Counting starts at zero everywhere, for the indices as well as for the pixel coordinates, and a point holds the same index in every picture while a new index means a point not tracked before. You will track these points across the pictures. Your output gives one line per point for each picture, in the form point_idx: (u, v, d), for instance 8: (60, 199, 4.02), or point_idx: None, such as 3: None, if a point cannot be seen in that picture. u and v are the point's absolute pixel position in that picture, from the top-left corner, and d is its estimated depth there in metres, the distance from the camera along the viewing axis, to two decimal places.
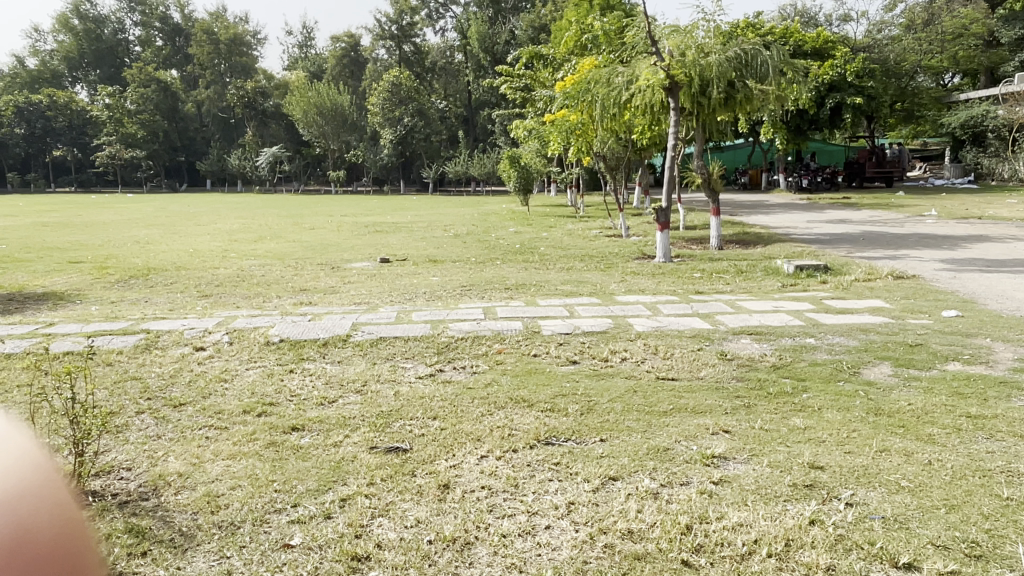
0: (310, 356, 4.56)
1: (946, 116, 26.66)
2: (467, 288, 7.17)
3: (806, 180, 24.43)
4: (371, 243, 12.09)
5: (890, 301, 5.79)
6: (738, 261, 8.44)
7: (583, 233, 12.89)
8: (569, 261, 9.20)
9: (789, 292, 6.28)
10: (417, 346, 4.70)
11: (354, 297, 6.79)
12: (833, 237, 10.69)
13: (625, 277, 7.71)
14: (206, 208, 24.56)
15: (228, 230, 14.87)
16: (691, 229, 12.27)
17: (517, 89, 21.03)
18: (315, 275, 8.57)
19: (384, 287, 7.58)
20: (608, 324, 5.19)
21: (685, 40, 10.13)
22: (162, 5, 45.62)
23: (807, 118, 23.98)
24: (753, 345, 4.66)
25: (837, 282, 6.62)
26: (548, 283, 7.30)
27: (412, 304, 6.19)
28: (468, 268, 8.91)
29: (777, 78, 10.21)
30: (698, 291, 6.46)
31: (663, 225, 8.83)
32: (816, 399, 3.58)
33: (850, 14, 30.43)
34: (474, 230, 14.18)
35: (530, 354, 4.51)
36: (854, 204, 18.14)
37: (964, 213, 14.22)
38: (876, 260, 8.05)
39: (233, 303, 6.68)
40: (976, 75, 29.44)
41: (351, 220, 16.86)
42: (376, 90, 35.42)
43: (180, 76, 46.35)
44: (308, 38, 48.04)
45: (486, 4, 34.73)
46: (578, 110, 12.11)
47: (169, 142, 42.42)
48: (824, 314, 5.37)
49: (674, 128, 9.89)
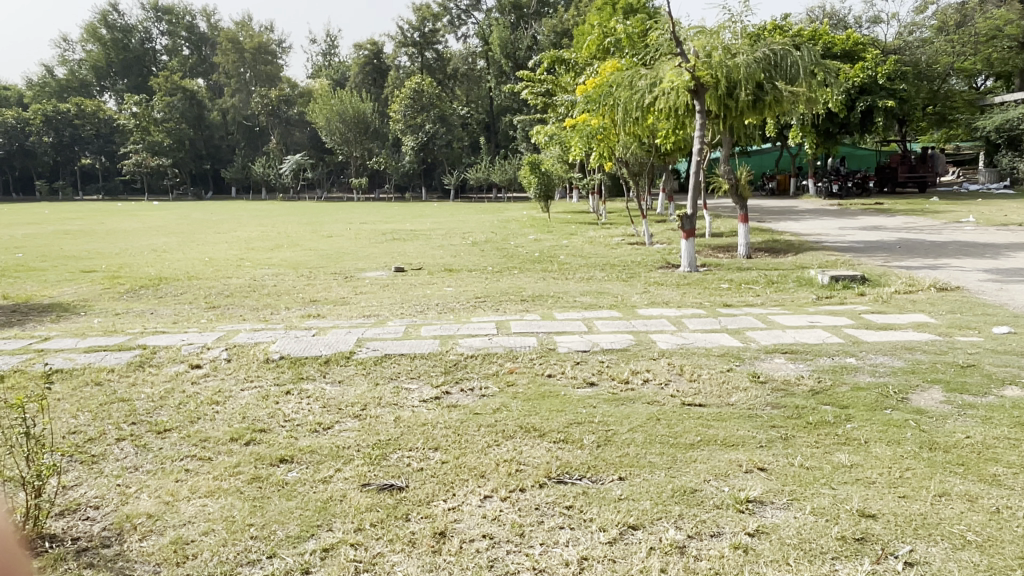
0: (309, 375, 4.27)
1: (980, 121, 25.96)
2: (483, 300, 6.87)
3: (835, 185, 23.86)
4: (388, 251, 11.85)
5: (934, 316, 5.38)
6: (767, 271, 8.05)
7: (604, 241, 12.55)
8: (590, 271, 8.86)
9: (824, 306, 5.89)
10: (423, 365, 4.39)
11: (364, 309, 6.52)
12: (867, 246, 10.24)
13: (649, 288, 7.36)
14: (228, 215, 24.61)
15: (246, 238, 14.71)
16: (717, 237, 11.86)
17: (539, 94, 20.74)
18: (328, 285, 8.33)
19: (396, 298, 7.31)
20: (629, 341, 4.84)
21: (711, 41, 9.78)
22: (189, 15, 46.10)
23: (836, 122, 23.43)
24: (787, 366, 4.29)
25: (876, 295, 6.21)
26: (567, 295, 6.97)
27: (423, 318, 5.88)
28: (484, 277, 8.62)
29: (808, 80, 9.81)
30: (726, 304, 6.08)
31: (688, 232, 8.46)
32: (861, 430, 3.22)
33: (879, 17, 29.83)
34: (494, 237, 13.91)
35: (544, 375, 4.18)
36: (885, 211, 17.61)
37: (1003, 220, 13.65)
38: (915, 270, 7.62)
39: (239, 315, 6.43)
40: (1010, 78, 28.66)
41: (369, 228, 16.67)
42: (398, 97, 35.40)
43: (206, 84, 46.77)
44: (331, 46, 48.32)
45: (508, 10, 34.56)
46: (600, 115, 11.79)
47: (194, 150, 42.74)
48: (864, 332, 4.98)
49: (699, 131, 9.53)
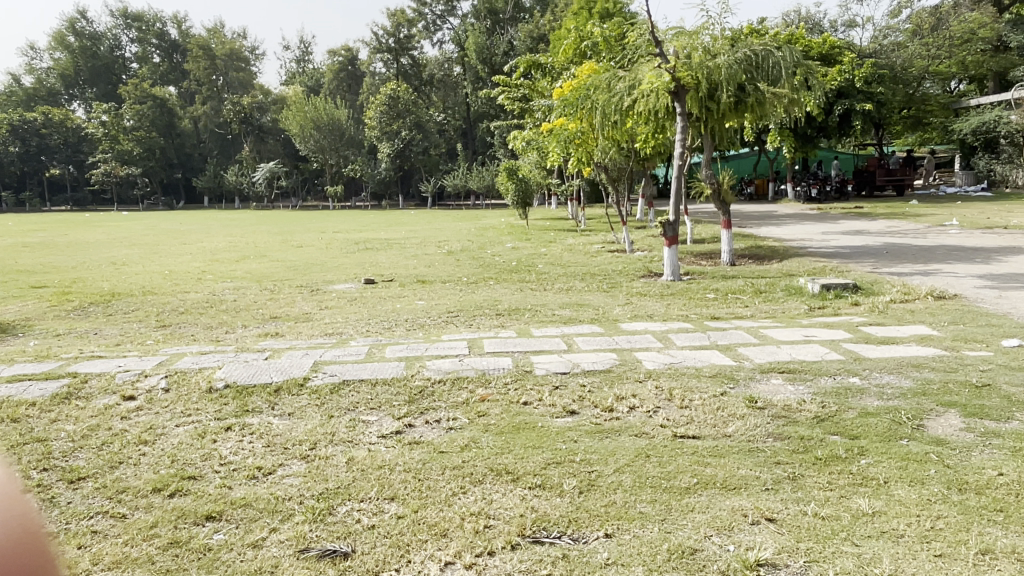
0: (255, 407, 3.82)
1: (956, 123, 25.94)
2: (455, 314, 6.43)
3: (814, 189, 23.71)
4: (360, 261, 11.38)
5: (937, 328, 5.03)
6: (754, 279, 7.71)
7: (584, 249, 12.16)
8: (569, 281, 8.44)
9: (818, 317, 5.52)
10: (385, 393, 3.95)
11: (329, 327, 6.07)
12: (855, 251, 9.94)
13: (632, 299, 6.97)
14: (198, 224, 23.95)
15: (212, 250, 14.16)
16: (699, 243, 11.53)
17: (515, 99, 20.37)
18: (292, 300, 7.85)
19: (364, 313, 6.86)
20: (612, 361, 4.42)
21: (691, 42, 9.43)
22: (159, 22, 45.27)
23: (815, 125, 23.29)
24: (786, 388, 3.88)
25: (871, 305, 5.86)
26: (546, 308, 6.56)
27: (389, 337, 5.42)
28: (459, 289, 8.18)
29: (790, 81, 9.49)
30: (715, 317, 5.70)
31: (670, 240, 8.09)
32: (878, 467, 2.82)
33: (855, 20, 29.90)
34: (470, 246, 13.49)
35: (519, 403, 3.75)
36: (866, 214, 17.43)
37: (987, 223, 13.45)
38: (908, 277, 7.29)
39: (190, 335, 5.95)
40: (984, 81, 28.78)
41: (342, 237, 16.17)
42: (374, 103, 34.89)
43: (177, 92, 45.88)
44: (305, 52, 47.65)
45: (484, 15, 34.24)
46: (577, 119, 11.43)
47: (166, 159, 41.91)
48: (865, 347, 4.61)
49: (680, 135, 9.17)
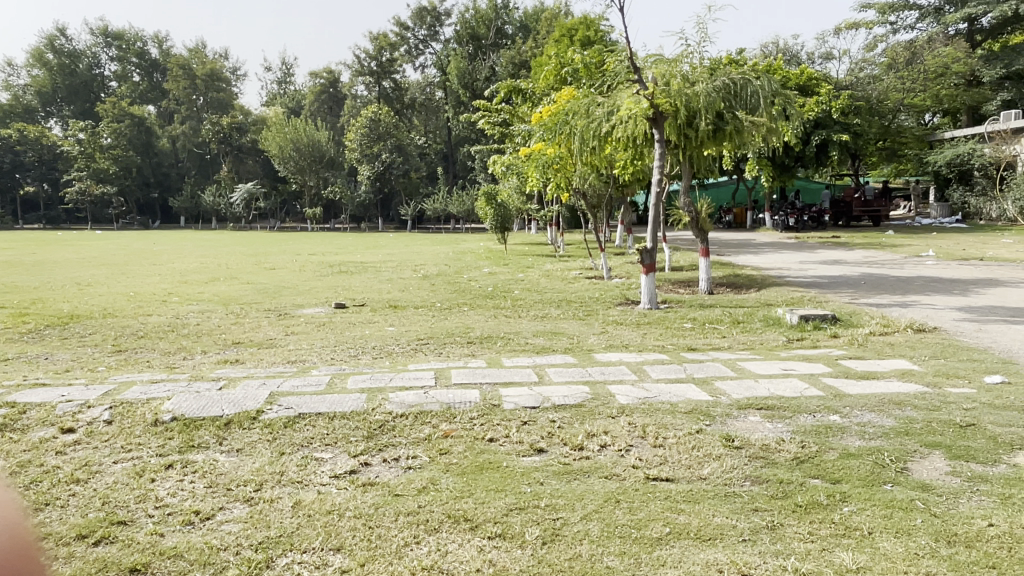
0: (201, 443, 3.58)
1: (930, 155, 26.29)
2: (424, 342, 6.21)
3: (792, 219, 23.81)
4: (332, 284, 11.14)
5: (918, 363, 4.90)
6: (732, 308, 7.59)
7: (561, 275, 12.01)
8: (545, 308, 8.27)
9: (797, 350, 5.37)
10: (343, 428, 3.72)
11: (293, 354, 5.83)
12: (832, 281, 9.89)
13: (607, 327, 6.80)
14: (172, 245, 23.59)
15: (182, 271, 13.83)
16: (677, 271, 11.43)
17: (496, 124, 20.36)
18: (258, 324, 7.61)
19: (330, 339, 6.62)
20: (585, 394, 4.22)
21: (670, 69, 9.38)
22: (140, 41, 44.94)
23: (792, 155, 23.47)
24: (764, 425, 3.70)
25: (850, 337, 5.74)
26: (519, 336, 6.37)
27: (354, 366, 5.19)
28: (431, 315, 7.97)
29: (768, 110, 9.46)
30: (692, 348, 5.53)
31: (648, 267, 7.95)
32: (862, 516, 2.64)
33: (831, 52, 30.40)
34: (446, 270, 13.29)
35: (484, 440, 3.54)
36: (843, 244, 17.50)
37: (962, 255, 13.49)
38: (887, 309, 7.21)
39: (145, 361, 5.69)
40: (958, 114, 29.27)
41: (318, 259, 15.93)
42: (354, 125, 34.82)
43: (156, 111, 45.52)
44: (287, 74, 47.56)
45: (466, 40, 34.41)
46: (555, 144, 11.35)
47: (142, 178, 41.47)
48: (845, 381, 4.46)
49: (658, 161, 9.10)
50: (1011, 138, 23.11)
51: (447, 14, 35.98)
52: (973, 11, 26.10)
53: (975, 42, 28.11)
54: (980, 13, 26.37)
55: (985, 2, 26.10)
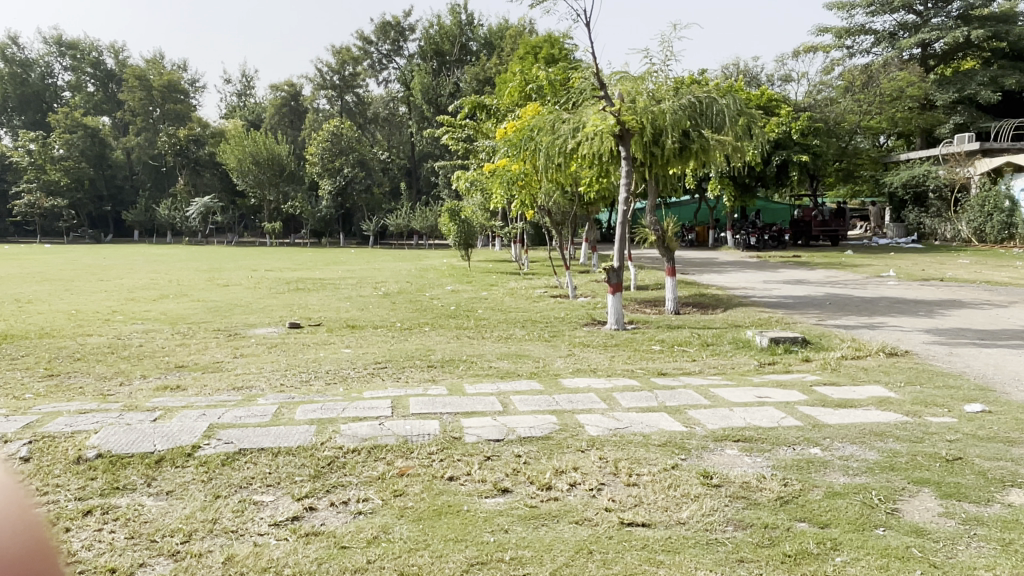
0: (127, 484, 3.23)
1: (887, 176, 26.78)
2: (382, 365, 5.89)
3: (753, 238, 23.98)
4: (288, 302, 10.75)
5: (894, 390, 4.74)
6: (700, 329, 7.41)
7: (526, 293, 11.78)
8: (508, 328, 8.01)
9: (770, 375, 5.18)
10: (286, 466, 3.39)
11: (241, 380, 5.47)
12: (798, 302, 9.81)
13: (573, 350, 6.56)
14: (123, 259, 22.84)
15: (130, 287, 13.28)
16: (643, 290, 11.29)
17: (459, 140, 20.12)
18: (205, 346, 7.20)
19: (280, 362, 6.25)
20: (552, 425, 3.94)
21: (635, 86, 9.24)
22: (95, 51, 43.89)
23: (753, 175, 23.68)
24: (742, 460, 3.46)
25: (823, 361, 5.57)
26: (481, 359, 6.08)
27: (305, 393, 4.84)
28: (390, 336, 7.66)
29: (734, 128, 9.37)
30: (661, 373, 5.30)
31: (614, 286, 7.74)
32: (858, 568, 2.42)
33: (790, 74, 30.92)
34: (407, 288, 12.96)
35: (442, 479, 3.24)
36: (805, 263, 17.58)
37: (923, 275, 13.59)
38: (856, 331, 7.10)
39: (78, 388, 5.28)
40: (911, 138, 29.97)
41: (274, 275, 15.47)
42: (316, 139, 34.40)
43: (111, 122, 44.40)
44: (247, 87, 46.78)
45: (430, 55, 34.18)
46: (520, 160, 11.16)
47: (95, 190, 40.35)
48: (822, 410, 4.26)
49: (625, 178, 8.94)
50: (965, 160, 23.67)
51: (411, 29, 35.76)
52: (926, 36, 26.70)
53: (928, 67, 28.77)
54: (933, 39, 26.99)
55: (937, 28, 26.56)
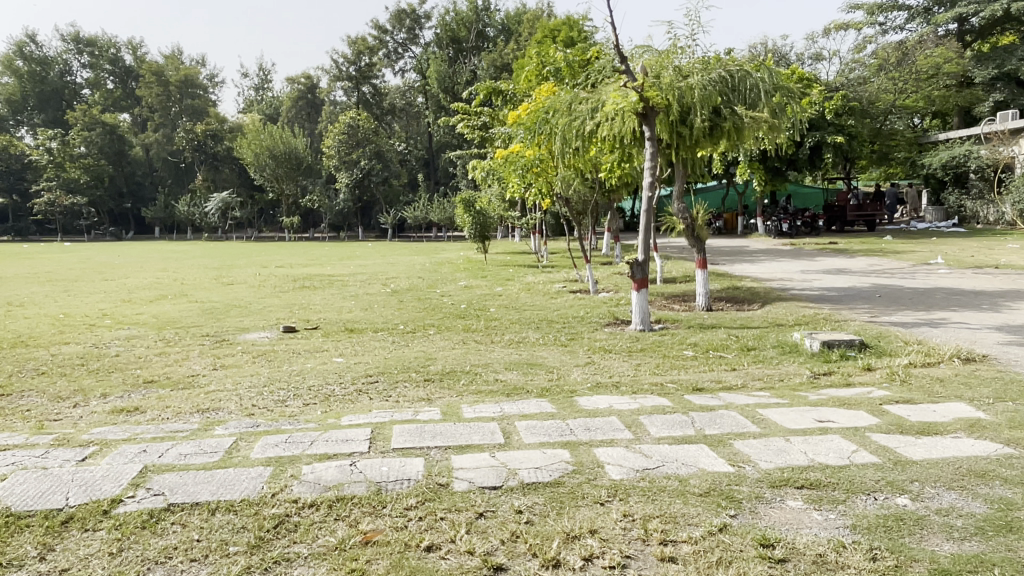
0: (14, 558, 2.50)
1: (925, 158, 25.46)
2: (373, 378, 5.12)
3: (785, 224, 22.96)
4: (290, 302, 10.08)
5: (983, 409, 3.89)
6: (737, 330, 6.58)
7: (544, 288, 10.99)
8: (522, 330, 7.23)
9: (826, 390, 4.35)
10: (220, 529, 2.65)
11: (210, 399, 4.78)
12: (843, 295, 8.93)
13: (593, 356, 5.76)
14: (137, 257, 22.45)
15: (131, 288, 12.69)
16: (670, 284, 10.45)
17: (475, 127, 19.34)
18: (186, 355, 6.51)
19: (262, 374, 5.53)
20: (564, 466, 3.15)
21: (659, 60, 8.34)
22: (114, 47, 43.64)
23: (784, 159, 22.58)
24: (810, 517, 2.67)
25: (887, 371, 4.72)
26: (487, 370, 5.30)
27: (274, 420, 4.07)
28: (391, 340, 6.93)
29: (770, 104, 8.43)
30: (697, 388, 4.48)
31: (638, 282, 6.92)
32: None
33: (820, 53, 29.64)
34: (418, 284, 12.23)
35: (415, 553, 2.47)
36: (842, 250, 16.57)
37: (975, 262, 12.55)
38: (915, 330, 6.24)
39: (22, 412, 4.60)
40: (947, 117, 28.70)
41: (283, 272, 14.81)
42: (332, 131, 33.73)
43: (130, 119, 44.10)
44: (264, 80, 46.26)
45: (446, 43, 33.35)
46: (535, 144, 10.38)
47: (114, 188, 40.17)
48: (902, 440, 3.43)
49: (650, 161, 8.09)
50: (1008, 139, 22.10)
51: (427, 17, 34.91)
52: (964, 10, 25.28)
53: (965, 43, 27.29)
54: (971, 13, 25.58)
55: (976, 1, 25.23)
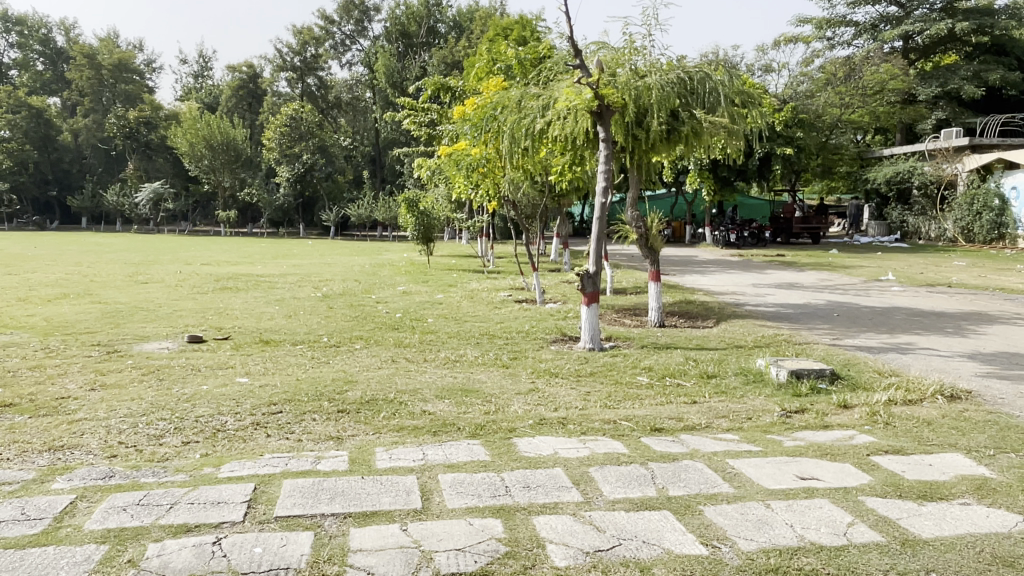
0: None
1: (870, 172, 25.55)
2: (276, 407, 4.32)
3: (733, 235, 22.76)
4: (206, 306, 9.14)
5: (986, 464, 3.33)
6: (694, 352, 5.99)
7: (487, 297, 10.28)
8: (458, 346, 6.52)
9: (804, 434, 3.75)
10: None
11: (69, 432, 3.92)
12: (801, 313, 8.47)
13: (536, 382, 5.07)
14: (54, 248, 20.95)
15: (33, 284, 11.49)
16: (619, 295, 9.85)
17: (421, 124, 18.53)
18: (64, 370, 5.56)
19: (146, 397, 4.67)
20: (495, 547, 2.45)
21: (615, 56, 7.73)
22: (44, 27, 41.16)
23: (734, 169, 22.41)
24: None
25: (869, 410, 4.15)
26: (413, 398, 4.55)
27: (135, 470, 3.21)
28: (309, 355, 6.13)
29: (730, 109, 7.90)
30: (655, 429, 3.82)
31: (588, 297, 6.27)
32: None
33: (771, 65, 29.63)
34: (353, 287, 11.38)
35: None
36: (791, 263, 16.30)
37: (926, 280, 12.30)
38: (884, 357, 5.75)
39: None
40: (890, 133, 29.11)
41: (207, 271, 13.76)
42: (274, 123, 32.36)
43: (59, 104, 41.74)
44: (203, 67, 44.37)
45: (395, 38, 32.33)
46: (481, 143, 9.71)
47: (39, 174, 37.92)
48: (904, 508, 2.84)
49: (603, 165, 7.44)
50: (953, 156, 22.38)
51: (376, 9, 33.82)
52: (910, 28, 25.45)
53: (909, 61, 27.63)
54: (916, 31, 25.82)
55: (921, 19, 25.48)
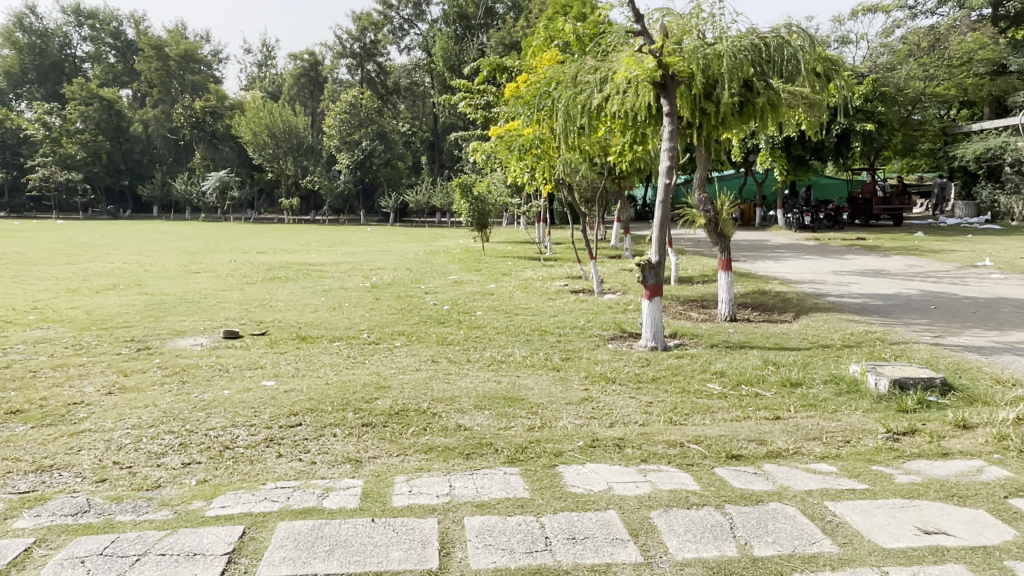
0: None
1: (957, 149, 23.79)
2: (294, 420, 3.83)
3: (807, 217, 21.50)
4: (251, 297, 8.82)
5: None
6: (771, 353, 5.26)
7: (543, 286, 9.69)
8: (506, 343, 5.96)
9: (920, 467, 3.04)
10: None
11: (65, 447, 3.51)
12: (891, 304, 7.61)
13: (589, 389, 4.47)
14: (122, 237, 21.27)
15: (88, 274, 11.44)
16: (685, 285, 9.11)
17: (477, 107, 17.97)
18: (87, 370, 5.22)
19: (160, 404, 4.25)
20: None
21: (680, 22, 6.98)
22: (116, 20, 42.09)
23: (809, 146, 21.13)
24: None
25: (997, 432, 3.40)
26: (448, 408, 4.00)
27: (108, 506, 2.71)
28: (346, 353, 5.67)
29: (811, 77, 7.05)
30: (735, 457, 3.17)
31: (650, 290, 5.59)
32: None
33: (847, 36, 27.86)
34: (404, 277, 10.96)
35: None
36: (872, 247, 15.16)
37: None
38: (998, 360, 4.94)
39: None
40: (979, 107, 27.15)
41: (261, 260, 13.55)
42: (334, 110, 32.43)
43: (130, 95, 42.72)
44: (267, 56, 44.85)
45: (452, 20, 31.82)
46: (533, 122, 9.07)
47: (111, 164, 38.83)
48: None
49: (667, 143, 6.69)
50: None
51: None
52: None
53: (999, 29, 25.55)
54: None
55: None
